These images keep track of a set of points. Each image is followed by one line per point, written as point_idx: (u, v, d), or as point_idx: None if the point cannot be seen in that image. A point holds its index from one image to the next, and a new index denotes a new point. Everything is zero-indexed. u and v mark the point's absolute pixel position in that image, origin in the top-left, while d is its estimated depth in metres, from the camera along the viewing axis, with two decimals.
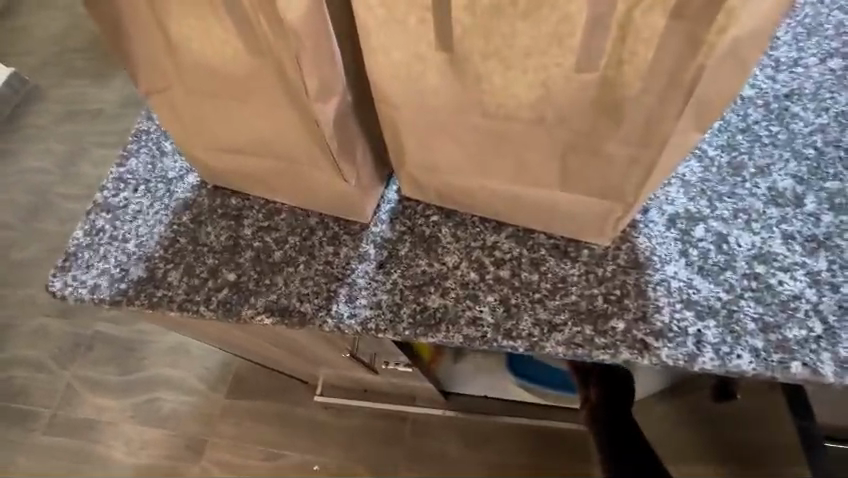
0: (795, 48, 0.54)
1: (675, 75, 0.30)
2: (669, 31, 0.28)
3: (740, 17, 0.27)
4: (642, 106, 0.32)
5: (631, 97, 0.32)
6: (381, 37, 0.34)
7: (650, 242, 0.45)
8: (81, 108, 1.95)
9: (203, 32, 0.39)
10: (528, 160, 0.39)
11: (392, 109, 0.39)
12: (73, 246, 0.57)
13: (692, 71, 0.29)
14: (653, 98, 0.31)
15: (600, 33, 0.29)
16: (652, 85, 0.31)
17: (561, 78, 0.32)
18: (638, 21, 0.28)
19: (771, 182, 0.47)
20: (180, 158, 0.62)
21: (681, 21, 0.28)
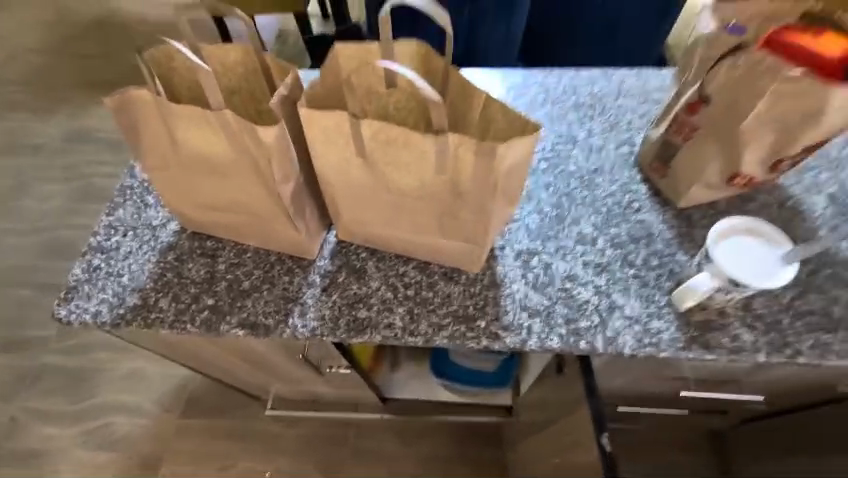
0: (602, 138, 0.83)
1: (486, 180, 0.53)
2: (478, 158, 0.51)
3: (508, 153, 0.51)
4: (474, 194, 0.55)
5: (468, 189, 0.55)
6: (323, 148, 0.56)
7: (504, 268, 0.69)
8: (24, 144, 2.02)
9: (200, 136, 0.58)
10: (418, 218, 0.61)
11: (331, 187, 0.60)
12: (73, 281, 0.72)
13: (492, 178, 0.53)
14: (479, 190, 0.55)
15: (443, 156, 0.52)
16: (476, 184, 0.54)
17: (429, 177, 0.55)
18: (461, 152, 0.51)
19: (579, 228, 0.73)
20: (162, 210, 0.78)
21: (482, 155, 0.51)
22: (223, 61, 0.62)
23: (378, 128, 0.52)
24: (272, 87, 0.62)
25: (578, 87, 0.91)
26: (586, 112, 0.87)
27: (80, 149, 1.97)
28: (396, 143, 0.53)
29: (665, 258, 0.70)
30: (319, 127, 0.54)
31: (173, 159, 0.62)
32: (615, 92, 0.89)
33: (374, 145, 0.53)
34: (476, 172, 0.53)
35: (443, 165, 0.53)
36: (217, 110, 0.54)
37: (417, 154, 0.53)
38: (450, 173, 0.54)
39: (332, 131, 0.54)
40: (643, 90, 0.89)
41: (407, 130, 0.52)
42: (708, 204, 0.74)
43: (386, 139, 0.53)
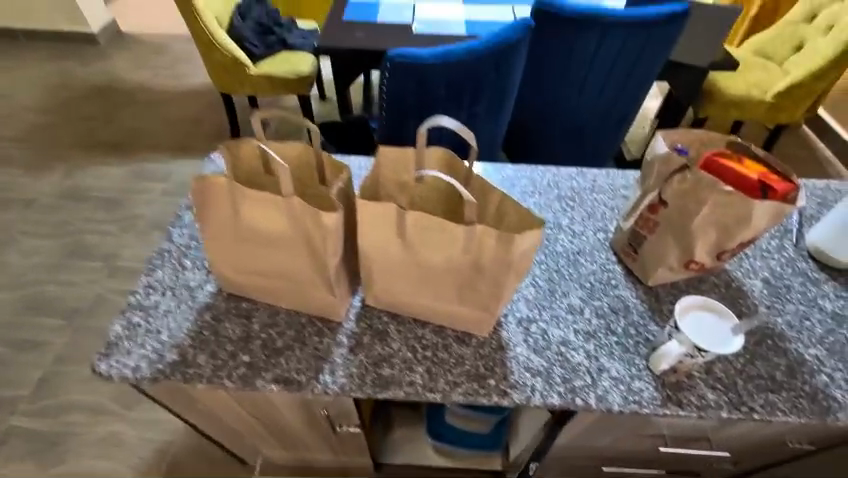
0: (582, 225, 1.00)
1: (503, 261, 0.65)
2: (498, 245, 0.63)
3: (521, 243, 0.63)
4: (493, 271, 0.67)
5: (487, 267, 0.67)
6: (370, 230, 0.67)
7: (508, 334, 0.80)
8: (14, 200, 2.19)
9: (263, 214, 0.68)
10: (440, 289, 0.73)
11: (369, 260, 0.71)
12: (113, 336, 0.77)
13: (510, 260, 0.65)
14: (496, 269, 0.66)
15: (471, 241, 0.64)
16: (495, 263, 0.66)
17: (456, 256, 0.67)
18: (485, 239, 0.64)
19: (569, 301, 0.86)
20: (199, 272, 0.86)
21: (503, 241, 0.63)
22: (283, 152, 0.74)
23: (419, 218, 0.63)
24: (322, 176, 0.75)
25: (560, 182, 1.09)
26: (568, 203, 1.04)
27: (71, 207, 2.17)
28: (432, 229, 0.64)
29: (640, 327, 0.83)
30: (370, 214, 0.65)
31: (231, 231, 0.72)
32: (590, 187, 1.08)
33: (414, 230, 0.65)
34: (495, 254, 0.65)
35: (468, 247, 0.65)
36: (287, 196, 0.65)
37: (449, 238, 0.65)
38: (473, 253, 0.66)
39: (380, 217, 0.65)
40: (612, 187, 1.09)
41: (444, 220, 0.63)
42: (671, 284, 0.89)
43: (424, 225, 0.64)
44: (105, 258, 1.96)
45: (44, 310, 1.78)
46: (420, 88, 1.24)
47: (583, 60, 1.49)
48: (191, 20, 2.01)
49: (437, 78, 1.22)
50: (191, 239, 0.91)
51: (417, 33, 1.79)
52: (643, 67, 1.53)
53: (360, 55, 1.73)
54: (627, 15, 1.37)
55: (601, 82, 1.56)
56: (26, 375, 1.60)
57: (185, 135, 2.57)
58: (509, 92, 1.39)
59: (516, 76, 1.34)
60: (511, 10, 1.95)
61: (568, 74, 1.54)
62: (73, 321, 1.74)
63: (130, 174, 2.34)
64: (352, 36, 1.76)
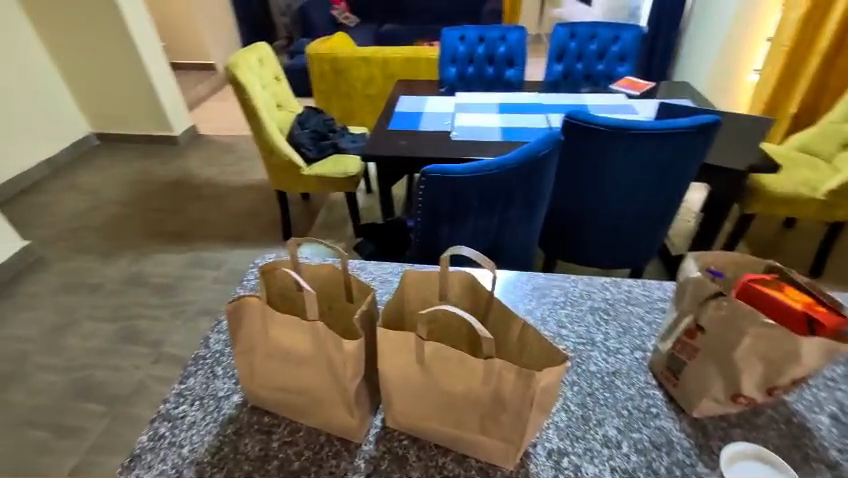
0: (618, 341, 0.95)
1: (523, 395, 0.62)
2: (518, 378, 0.61)
3: (541, 378, 0.60)
4: (514, 404, 0.63)
5: (508, 399, 0.64)
6: (389, 357, 0.67)
7: (536, 467, 0.75)
8: (82, 282, 2.43)
9: (289, 334, 0.70)
10: (461, 417, 0.70)
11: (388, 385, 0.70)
12: (138, 448, 0.78)
13: (530, 394, 0.61)
14: (517, 402, 0.63)
15: (489, 371, 0.62)
16: (515, 396, 0.63)
17: (475, 387, 0.64)
18: (504, 371, 0.62)
19: (604, 430, 0.80)
20: (229, 381, 0.88)
21: (522, 375, 0.60)
22: (314, 271, 0.78)
23: (438, 348, 0.63)
24: (348, 293, 0.78)
25: (592, 292, 1.07)
26: (601, 316, 1.01)
27: (134, 291, 2.35)
28: (452, 360, 0.63)
29: (686, 468, 0.75)
30: (390, 343, 0.65)
31: (259, 347, 0.74)
32: (625, 299, 1.05)
33: (433, 359, 0.64)
34: (515, 389, 0.62)
35: (488, 379, 0.63)
36: (312, 320, 0.67)
37: (468, 369, 0.63)
38: (493, 385, 0.63)
39: (400, 347, 0.65)
40: (649, 298, 1.05)
41: (464, 353, 0.63)
42: (722, 416, 0.81)
43: (443, 356, 0.63)
44: (153, 344, 2.06)
45: (87, 396, 1.86)
46: (453, 198, 1.30)
47: (615, 166, 1.53)
48: (256, 130, 2.29)
49: (470, 188, 1.28)
50: (225, 346, 0.96)
51: (456, 140, 1.93)
52: (677, 172, 1.54)
53: (400, 160, 1.87)
54: (653, 127, 1.41)
55: (635, 186, 1.58)
56: (59, 463, 1.64)
57: (240, 226, 2.79)
58: (540, 198, 1.44)
59: (546, 182, 1.41)
60: (545, 119, 2.08)
61: (601, 178, 1.58)
62: (113, 407, 1.81)
63: (187, 261, 2.54)
64: (396, 144, 1.92)
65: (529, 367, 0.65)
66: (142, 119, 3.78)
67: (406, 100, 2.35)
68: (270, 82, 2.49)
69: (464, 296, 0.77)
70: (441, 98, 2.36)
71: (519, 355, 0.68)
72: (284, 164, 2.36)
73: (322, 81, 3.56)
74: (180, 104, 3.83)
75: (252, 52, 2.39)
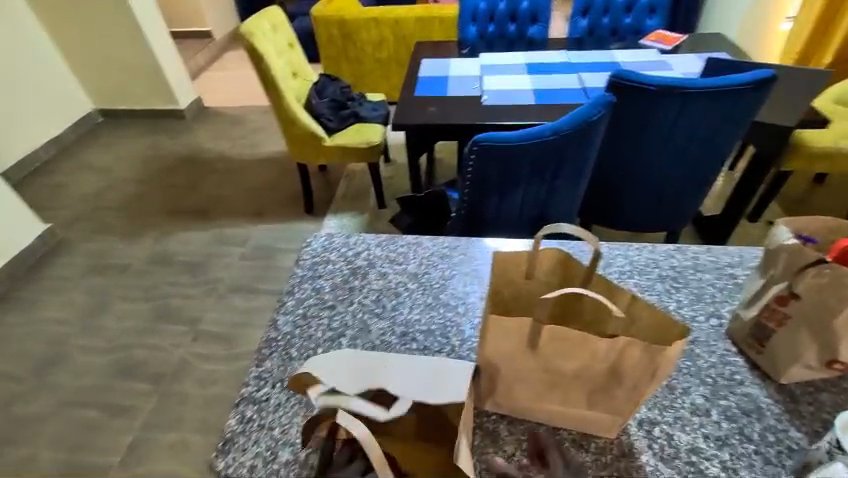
0: (692, 309, 0.94)
1: (648, 369, 0.62)
2: (643, 352, 0.61)
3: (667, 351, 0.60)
4: (634, 378, 0.63)
5: (626, 374, 0.63)
6: (498, 342, 0.65)
7: (629, 438, 0.75)
8: (108, 263, 2.42)
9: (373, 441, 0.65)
10: (566, 393, 0.69)
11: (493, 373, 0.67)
12: (229, 432, 0.78)
13: (655, 366, 0.61)
14: (637, 375, 0.63)
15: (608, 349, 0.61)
16: (635, 370, 0.63)
17: (593, 365, 0.63)
18: (626, 347, 0.61)
19: (691, 399, 0.80)
20: (305, 363, 0.88)
21: (648, 349, 0.60)
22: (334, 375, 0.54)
23: (556, 331, 0.61)
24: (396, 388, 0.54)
25: (658, 261, 1.05)
26: (671, 284, 1.00)
27: (162, 270, 2.34)
28: (571, 340, 0.62)
29: (779, 433, 0.75)
30: (500, 327, 0.63)
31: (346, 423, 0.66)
32: (692, 266, 1.03)
33: (549, 342, 0.62)
34: (639, 363, 0.62)
35: (607, 357, 0.62)
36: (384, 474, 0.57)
37: (587, 348, 0.62)
38: (611, 361, 0.62)
39: (512, 333, 0.63)
40: (717, 264, 1.04)
41: (584, 333, 0.61)
42: (807, 381, 0.81)
43: (560, 337, 0.62)
44: (190, 322, 2.07)
45: (132, 375, 1.89)
46: (505, 167, 1.26)
47: (663, 126, 1.48)
48: (274, 100, 2.20)
49: (522, 156, 1.24)
50: (295, 327, 0.94)
51: (488, 104, 1.86)
52: (725, 132, 1.50)
53: (433, 127, 1.80)
54: (707, 85, 1.35)
55: (682, 147, 1.54)
56: (115, 441, 1.68)
57: (260, 200, 2.75)
58: (587, 163, 1.40)
59: (595, 146, 1.36)
60: (578, 79, 1.99)
61: (647, 140, 1.53)
62: (160, 386, 1.84)
63: (212, 238, 2.52)
64: (425, 112, 1.85)
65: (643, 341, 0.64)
66: (145, 92, 3.66)
67: (428, 63, 2.26)
68: (284, 49, 2.38)
69: (553, 273, 0.75)
70: (465, 60, 2.26)
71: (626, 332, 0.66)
72: (304, 135, 2.29)
73: (330, 45, 3.42)
74: (184, 75, 3.70)
75: (265, 17, 2.27)
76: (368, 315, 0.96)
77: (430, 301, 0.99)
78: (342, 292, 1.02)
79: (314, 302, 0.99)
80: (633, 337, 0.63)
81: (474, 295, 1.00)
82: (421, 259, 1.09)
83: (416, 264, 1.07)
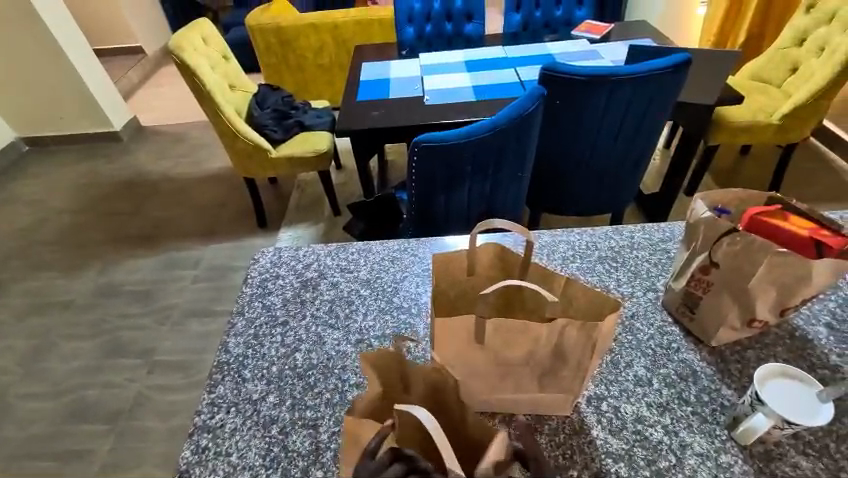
0: (630, 286, 1.00)
1: (587, 347, 0.65)
2: (581, 333, 0.64)
3: (602, 326, 0.63)
4: (577, 355, 0.66)
5: (570, 354, 0.66)
6: (446, 342, 0.67)
7: (580, 415, 0.79)
8: (48, 301, 2.27)
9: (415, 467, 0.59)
10: (519, 381, 0.72)
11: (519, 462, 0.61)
12: (184, 464, 0.76)
13: (594, 343, 0.65)
14: (579, 354, 0.66)
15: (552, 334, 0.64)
16: (576, 351, 0.66)
17: (537, 350, 0.66)
18: (566, 330, 0.64)
19: (634, 371, 0.85)
20: (260, 383, 0.87)
21: (585, 329, 0.63)
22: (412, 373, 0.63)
23: (500, 324, 0.64)
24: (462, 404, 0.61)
25: (597, 243, 1.10)
26: (610, 264, 1.05)
27: (109, 303, 2.22)
28: (515, 330, 0.64)
29: (713, 393, 0.81)
30: (447, 328, 0.65)
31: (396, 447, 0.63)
32: (628, 245, 1.09)
33: (494, 335, 0.65)
34: (577, 343, 0.65)
35: (550, 341, 0.65)
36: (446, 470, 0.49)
37: (531, 334, 0.65)
38: (555, 344, 0.65)
39: (460, 332, 0.66)
40: (650, 241, 1.10)
41: (526, 321, 0.64)
42: (735, 341, 0.88)
43: (504, 328, 0.64)
44: (144, 354, 1.99)
45: (85, 417, 1.79)
46: (448, 165, 1.28)
47: (595, 113, 1.54)
48: (213, 115, 2.13)
49: (463, 153, 1.26)
50: (247, 348, 0.93)
51: (430, 104, 1.88)
52: (651, 115, 1.58)
53: (377, 131, 1.81)
54: (629, 72, 1.43)
55: (615, 131, 1.61)
56: None
57: (210, 219, 2.66)
58: (528, 156, 1.45)
59: (532, 138, 1.41)
60: (514, 73, 2.05)
61: (581, 127, 1.59)
62: (116, 424, 1.75)
63: (160, 264, 2.41)
64: (369, 116, 1.85)
65: (580, 318, 0.68)
66: (75, 117, 3.46)
67: (368, 67, 2.26)
68: (219, 62, 2.31)
69: (493, 267, 0.77)
70: (405, 61, 2.28)
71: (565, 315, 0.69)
72: (248, 149, 2.23)
73: (269, 54, 3.34)
74: (116, 97, 3.53)
75: (194, 30, 2.20)
76: (323, 326, 0.96)
77: (384, 305, 0.99)
78: (293, 306, 1.01)
79: (265, 320, 0.98)
80: (572, 318, 0.66)
81: (427, 295, 1.01)
82: (372, 265, 1.09)
83: (368, 270, 1.08)
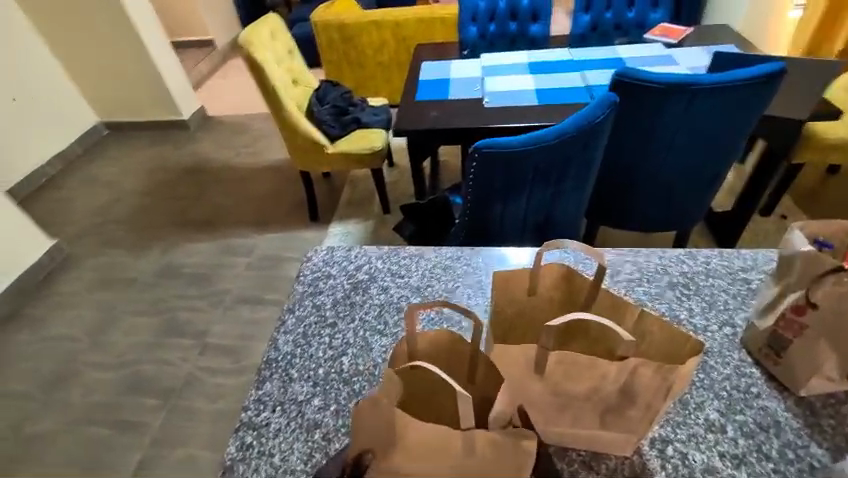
0: (704, 318, 0.91)
1: (661, 388, 0.59)
2: (656, 373, 0.58)
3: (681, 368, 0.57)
4: (648, 396, 0.61)
5: (640, 393, 0.61)
6: (503, 367, 0.63)
7: (642, 459, 0.72)
8: (116, 277, 2.43)
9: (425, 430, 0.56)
10: (579, 415, 0.66)
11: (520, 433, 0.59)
12: (228, 459, 0.77)
13: (670, 384, 0.59)
14: (651, 395, 0.60)
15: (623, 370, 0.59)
16: (648, 391, 0.60)
17: (603, 384, 0.61)
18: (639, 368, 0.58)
19: (706, 415, 0.76)
20: (306, 384, 0.86)
21: (661, 370, 0.58)
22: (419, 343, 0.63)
23: (563, 356, 0.59)
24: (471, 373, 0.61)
25: (668, 267, 1.01)
26: (682, 291, 0.96)
27: (168, 283, 2.35)
28: (581, 363, 0.59)
29: (799, 450, 0.72)
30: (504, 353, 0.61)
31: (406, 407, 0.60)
32: (703, 272, 1.00)
33: (556, 366, 0.60)
34: (651, 384, 0.59)
35: (620, 380, 0.60)
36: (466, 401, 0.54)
37: (598, 368, 0.59)
38: (624, 382, 0.60)
39: (518, 359, 0.62)
40: (729, 269, 1.00)
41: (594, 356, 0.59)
42: (828, 393, 0.78)
43: (569, 361, 0.60)
44: (196, 335, 2.08)
45: (141, 390, 1.89)
46: (509, 173, 1.23)
47: (669, 124, 1.44)
48: (275, 110, 2.19)
49: (525, 161, 1.21)
50: (295, 346, 0.93)
51: (490, 106, 1.83)
52: (733, 128, 1.45)
53: (434, 133, 1.78)
54: (712, 81, 1.31)
55: (691, 143, 1.50)
56: (124, 458, 1.69)
57: (265, 209, 2.75)
58: (592, 167, 1.37)
59: (599, 147, 1.33)
60: (581, 77, 1.96)
61: (653, 137, 1.49)
62: (167, 401, 1.84)
63: (217, 249, 2.52)
64: (426, 116, 1.82)
65: (655, 358, 0.62)
66: (149, 104, 3.68)
67: (429, 66, 2.24)
68: (284, 56, 2.37)
69: (557, 288, 0.72)
70: (465, 62, 2.24)
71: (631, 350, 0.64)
72: (306, 144, 2.28)
73: (331, 50, 3.40)
74: (187, 87, 3.72)
75: (263, 25, 2.27)
76: (371, 331, 0.94)
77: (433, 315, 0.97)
78: (343, 308, 1.00)
79: (314, 320, 0.98)
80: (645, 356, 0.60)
81: (479, 308, 0.97)
82: (423, 272, 1.06)
83: (419, 277, 1.05)
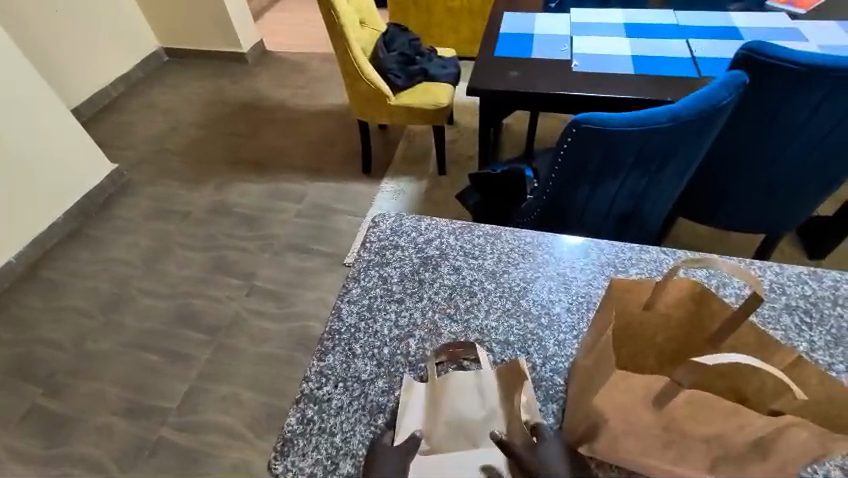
0: (828, 353, 0.78)
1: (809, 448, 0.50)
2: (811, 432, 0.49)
3: None
4: (787, 453, 0.52)
5: (779, 449, 0.52)
6: (615, 395, 0.53)
7: None
8: (170, 208, 2.47)
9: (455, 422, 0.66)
10: (687, 456, 0.57)
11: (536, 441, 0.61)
12: (288, 432, 0.74)
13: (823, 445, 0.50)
14: (792, 452, 0.52)
15: (770, 424, 0.50)
16: (790, 447, 0.51)
17: (735, 430, 0.52)
18: (791, 425, 0.49)
19: (825, 469, 0.66)
20: (370, 363, 0.81)
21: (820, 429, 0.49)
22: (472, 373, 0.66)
23: (697, 396, 0.50)
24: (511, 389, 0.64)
25: (786, 286, 0.87)
26: (802, 318, 0.83)
27: (220, 221, 2.36)
28: (718, 409, 0.50)
29: None
30: (624, 384, 0.51)
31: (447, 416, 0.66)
32: (830, 298, 0.85)
33: (683, 402, 0.51)
34: (796, 443, 0.50)
35: (759, 430, 0.51)
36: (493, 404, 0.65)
37: (735, 416, 0.50)
38: (764, 433, 0.51)
39: (637, 391, 0.52)
40: None
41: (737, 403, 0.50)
42: None
43: (705, 404, 0.50)
44: (245, 277, 2.10)
45: (190, 324, 1.95)
46: (606, 154, 1.08)
47: (799, 113, 1.24)
48: (341, 52, 2.07)
49: (628, 143, 1.06)
50: (360, 319, 0.87)
51: (577, 71, 1.64)
52: None
53: (513, 95, 1.62)
54: None
55: (818, 139, 1.30)
56: (173, 387, 1.78)
57: (318, 156, 2.69)
58: (697, 155, 1.20)
59: (712, 134, 1.15)
60: (686, 46, 1.71)
61: (773, 127, 1.30)
62: (215, 338, 1.90)
63: (268, 192, 2.50)
64: (507, 76, 1.65)
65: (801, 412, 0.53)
66: (210, 33, 3.60)
67: (510, 17, 2.02)
68: None
69: (678, 306, 0.62)
70: (552, 16, 2.00)
71: (760, 398, 0.56)
72: (369, 92, 2.16)
73: None
74: (247, 18, 3.60)
75: None
76: (439, 314, 0.87)
77: (509, 306, 0.88)
78: (411, 284, 0.93)
79: (380, 292, 0.91)
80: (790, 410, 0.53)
81: (560, 305, 0.88)
82: (500, 256, 0.97)
83: (495, 261, 0.96)
